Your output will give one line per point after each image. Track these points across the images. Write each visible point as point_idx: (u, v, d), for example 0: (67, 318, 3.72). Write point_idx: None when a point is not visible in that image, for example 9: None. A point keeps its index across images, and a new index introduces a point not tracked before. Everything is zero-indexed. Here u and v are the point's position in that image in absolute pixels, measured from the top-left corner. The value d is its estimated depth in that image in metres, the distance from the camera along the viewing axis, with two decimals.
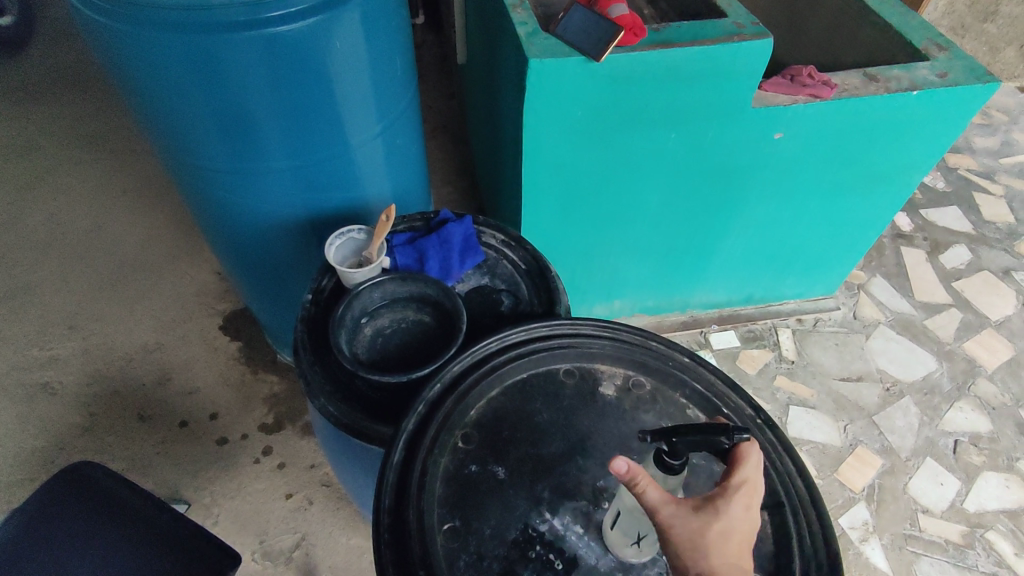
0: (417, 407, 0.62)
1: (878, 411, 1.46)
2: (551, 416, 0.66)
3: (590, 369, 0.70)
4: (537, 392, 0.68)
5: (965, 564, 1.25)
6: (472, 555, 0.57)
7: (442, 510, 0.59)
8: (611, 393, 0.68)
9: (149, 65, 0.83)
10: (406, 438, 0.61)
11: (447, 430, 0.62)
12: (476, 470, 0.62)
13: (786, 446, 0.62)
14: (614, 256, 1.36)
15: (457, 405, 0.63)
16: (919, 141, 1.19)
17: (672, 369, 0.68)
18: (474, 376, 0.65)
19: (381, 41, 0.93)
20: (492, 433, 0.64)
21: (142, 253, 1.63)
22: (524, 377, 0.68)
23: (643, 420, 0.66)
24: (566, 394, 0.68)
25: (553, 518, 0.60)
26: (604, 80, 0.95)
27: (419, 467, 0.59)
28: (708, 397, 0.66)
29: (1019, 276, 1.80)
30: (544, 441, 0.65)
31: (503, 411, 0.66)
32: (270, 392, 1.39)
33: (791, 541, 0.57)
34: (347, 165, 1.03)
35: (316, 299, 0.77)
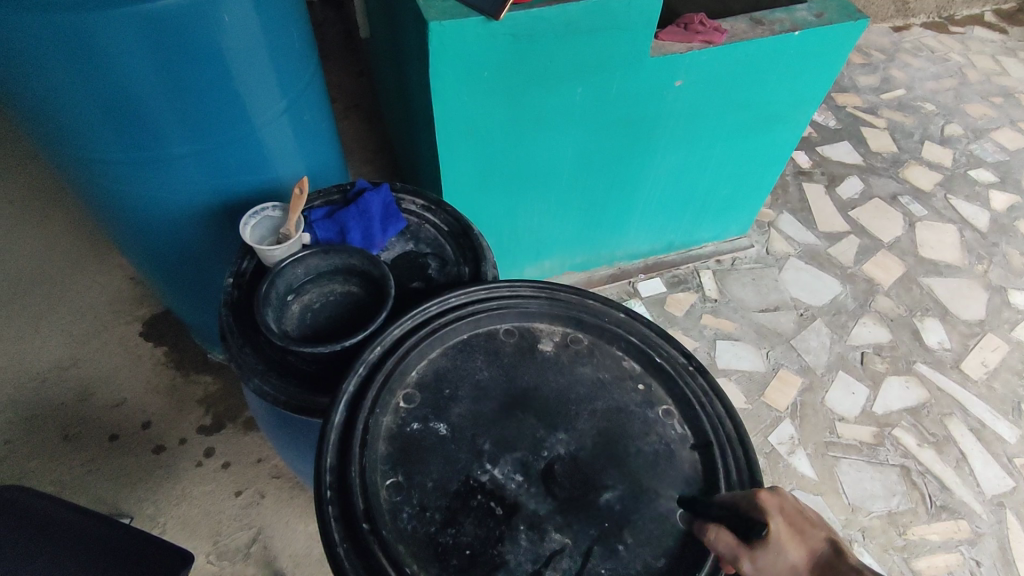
0: (358, 369, 0.63)
1: (794, 334, 1.58)
2: (491, 372, 0.69)
3: (530, 329, 0.73)
4: (478, 349, 0.70)
5: (878, 460, 1.39)
6: (415, 507, 0.59)
7: (386, 466, 0.61)
8: (549, 349, 0.71)
9: (17, 51, 0.76)
10: (347, 400, 0.62)
11: (388, 390, 0.64)
12: (417, 427, 0.63)
13: (715, 388, 0.67)
14: (539, 217, 1.39)
15: (398, 365, 0.65)
16: (804, 79, 1.28)
17: (607, 323, 0.72)
18: (415, 338, 0.67)
19: (274, 12, 0.89)
20: (434, 392, 0.66)
21: (39, 266, 1.51)
22: (465, 338, 0.71)
23: (582, 373, 0.70)
24: (506, 350, 0.71)
25: (493, 469, 0.61)
26: (506, 40, 0.96)
27: (362, 426, 0.60)
28: (643, 347, 0.70)
29: (905, 200, 1.98)
30: (484, 397, 0.67)
31: (444, 370, 0.68)
32: (205, 392, 1.34)
33: (719, 472, 0.62)
34: (253, 146, 1.00)
35: (237, 282, 0.75)
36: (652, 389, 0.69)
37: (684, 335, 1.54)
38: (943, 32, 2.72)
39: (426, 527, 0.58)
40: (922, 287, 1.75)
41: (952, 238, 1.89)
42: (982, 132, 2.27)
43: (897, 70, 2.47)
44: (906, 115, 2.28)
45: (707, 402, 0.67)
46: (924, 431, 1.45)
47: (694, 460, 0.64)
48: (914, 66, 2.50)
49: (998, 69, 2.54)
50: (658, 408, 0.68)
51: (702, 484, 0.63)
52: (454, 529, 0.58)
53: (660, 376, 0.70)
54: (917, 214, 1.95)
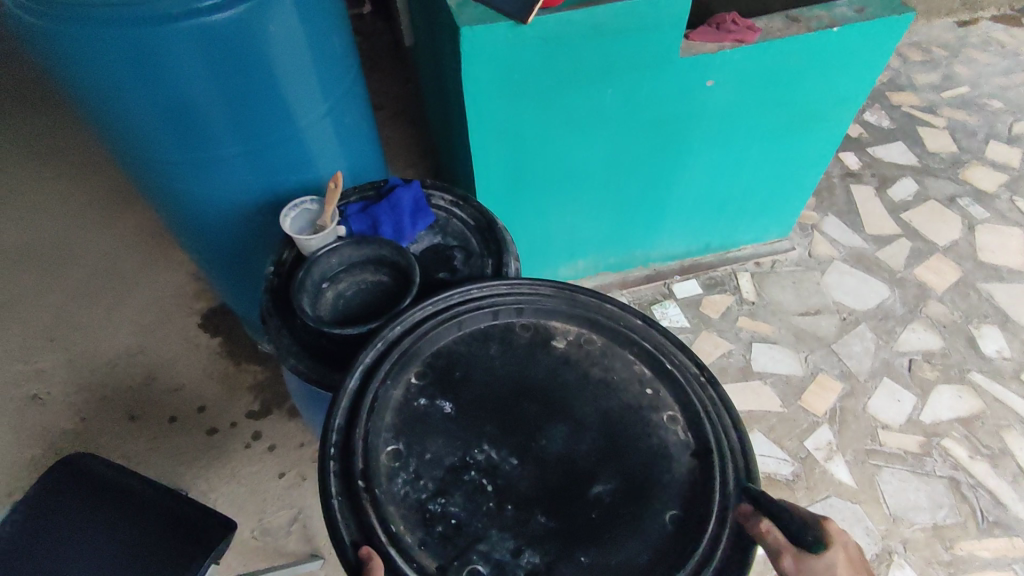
0: (377, 344, 0.70)
1: (836, 339, 1.54)
2: (503, 362, 0.73)
3: (545, 325, 0.76)
4: (494, 337, 0.75)
5: (924, 471, 1.33)
6: (411, 474, 0.64)
7: (390, 434, 0.67)
8: (562, 346, 0.74)
9: (92, 61, 0.86)
10: (363, 370, 0.68)
11: (402, 365, 0.70)
12: (424, 403, 0.69)
13: (726, 399, 0.67)
14: (572, 217, 1.41)
15: (415, 343, 0.71)
16: (845, 76, 1.26)
17: (622, 326, 0.74)
18: (434, 321, 0.72)
19: (317, 22, 0.96)
20: (444, 374, 0.72)
21: (115, 262, 1.65)
22: (483, 328, 0.75)
23: (590, 371, 0.73)
24: (520, 342, 0.75)
25: (490, 450, 0.66)
26: (534, 43, 0.99)
27: (372, 394, 0.67)
28: (654, 352, 0.72)
29: (963, 202, 1.89)
30: (492, 385, 0.71)
31: (457, 354, 0.73)
32: (255, 380, 1.43)
33: (716, 481, 0.62)
34: (298, 147, 1.07)
35: (278, 270, 0.82)
36: (660, 394, 0.71)
37: (719, 338, 1.53)
38: (1014, 25, 2.57)
39: (419, 493, 0.63)
40: (980, 292, 1.66)
41: (1016, 242, 1.79)
42: None
43: (961, 67, 2.35)
44: (969, 114, 2.17)
45: (714, 410, 0.66)
46: (978, 443, 1.38)
47: (689, 467, 0.65)
48: (980, 62, 2.38)
49: None
50: (664, 413, 0.69)
51: (697, 488, 0.63)
52: (443, 499, 0.63)
53: (669, 382, 0.71)
54: (977, 216, 1.85)
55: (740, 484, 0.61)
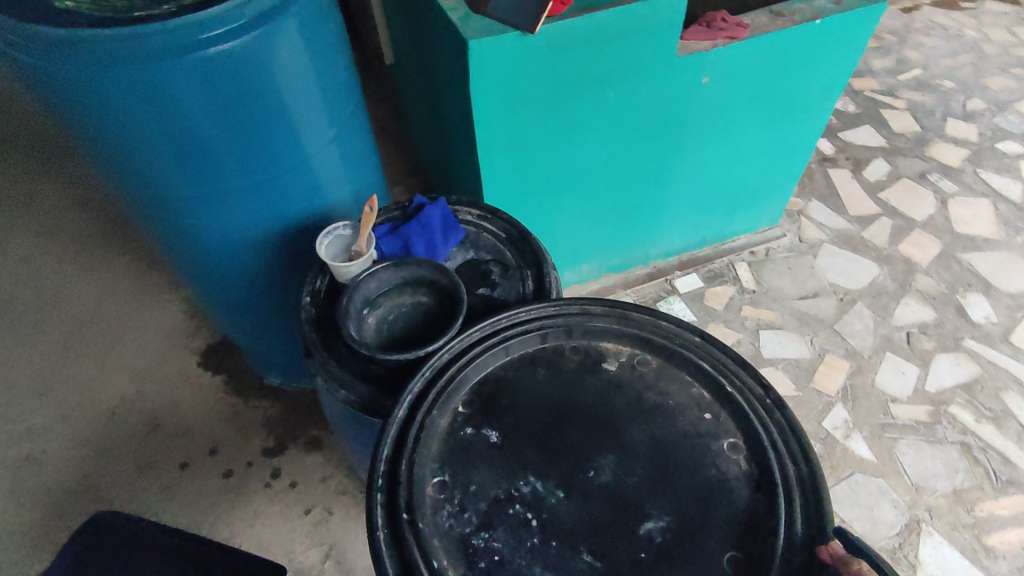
0: (424, 372, 0.70)
1: (836, 319, 1.58)
2: (551, 386, 0.71)
3: (595, 347, 0.74)
4: (541, 360, 0.73)
5: (936, 438, 1.38)
6: (456, 506, 0.63)
7: (436, 465, 0.66)
8: (614, 368, 0.73)
9: (93, 100, 0.82)
10: (410, 399, 0.68)
11: (448, 394, 0.69)
12: (470, 432, 0.68)
13: (794, 426, 0.64)
14: (576, 222, 1.41)
15: (461, 372, 0.70)
16: (827, 66, 1.30)
17: (679, 348, 0.72)
18: (480, 347, 0.72)
19: (323, 47, 0.93)
20: (490, 401, 0.70)
21: (101, 306, 1.57)
22: (532, 351, 0.74)
23: (644, 396, 0.71)
24: (569, 366, 0.73)
25: (535, 482, 0.65)
26: (540, 52, 0.99)
27: (418, 424, 0.66)
28: (714, 374, 0.70)
29: (933, 177, 1.97)
30: (540, 411, 0.70)
31: (504, 380, 0.72)
32: (266, 416, 1.39)
33: (781, 516, 0.60)
34: (306, 175, 1.03)
35: (314, 300, 0.79)
36: (720, 419, 0.68)
37: (726, 328, 1.56)
38: (954, 8, 2.71)
39: (463, 527, 0.62)
40: (961, 263, 1.73)
41: (986, 212, 1.88)
42: (1005, 104, 2.25)
43: (912, 51, 2.47)
44: (926, 95, 2.28)
45: (778, 440, 0.64)
46: (981, 407, 1.44)
47: (748, 501, 0.63)
48: (928, 45, 2.50)
49: (1015, 41, 2.53)
50: (724, 440, 0.67)
51: (760, 520, 0.61)
52: (487, 533, 0.62)
53: (731, 407, 0.68)
54: (948, 190, 1.94)
55: (807, 531, 0.58)
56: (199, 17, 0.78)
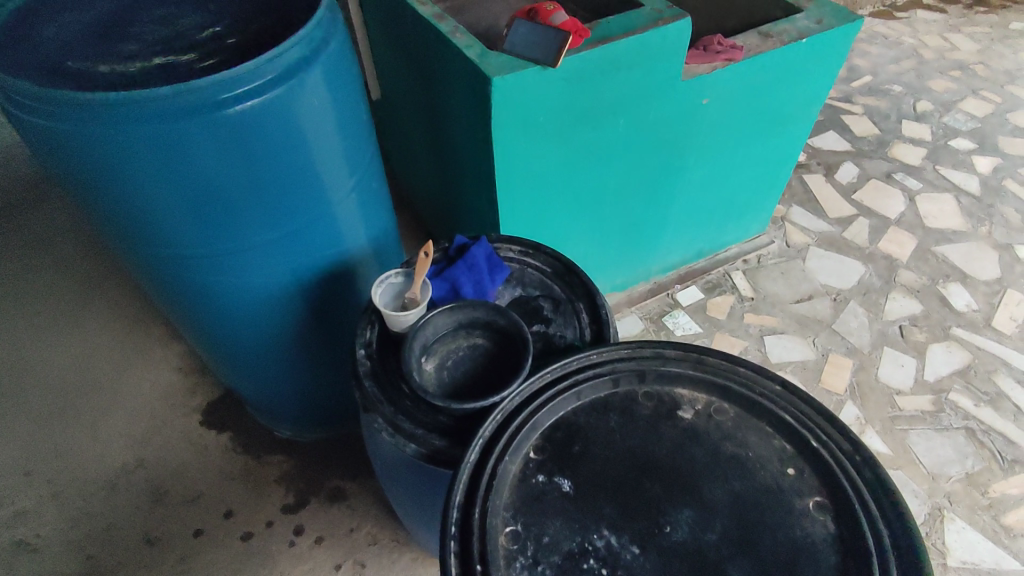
0: (495, 416, 0.68)
1: (833, 319, 1.64)
2: (625, 434, 0.69)
3: (670, 393, 0.72)
4: (613, 407, 0.71)
5: (942, 426, 1.44)
6: (529, 559, 0.60)
7: (508, 514, 0.63)
8: (690, 417, 0.70)
9: (110, 164, 0.78)
10: (481, 445, 0.66)
11: (520, 439, 0.67)
12: (543, 480, 0.65)
13: (887, 484, 0.61)
14: (584, 246, 1.42)
15: (532, 418, 0.68)
16: (812, 81, 1.37)
17: (759, 397, 0.69)
18: (552, 392, 0.70)
19: (344, 95, 0.91)
20: (563, 448, 0.68)
21: (86, 371, 1.48)
22: (602, 397, 0.72)
23: (721, 447, 0.67)
24: (642, 414, 0.70)
25: (610, 535, 0.61)
26: (559, 84, 1.00)
27: (491, 470, 0.64)
28: (796, 426, 0.67)
29: (899, 176, 2.09)
30: (613, 460, 0.67)
31: (576, 426, 0.69)
32: (282, 471, 1.33)
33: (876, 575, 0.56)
34: (327, 226, 0.99)
35: (369, 353, 0.76)
36: (804, 475, 0.65)
37: (732, 337, 1.60)
38: (890, 18, 2.90)
39: None
40: (936, 256, 1.83)
41: (951, 206, 2.00)
42: (951, 103, 2.41)
43: (860, 59, 2.63)
44: (879, 99, 2.42)
45: (871, 502, 0.60)
46: (978, 392, 1.51)
47: (837, 566, 0.59)
48: (874, 52, 2.67)
49: (950, 45, 2.72)
50: (808, 498, 0.63)
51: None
52: None
53: (815, 462, 0.65)
54: (914, 188, 2.05)
55: None
56: (225, 75, 0.75)
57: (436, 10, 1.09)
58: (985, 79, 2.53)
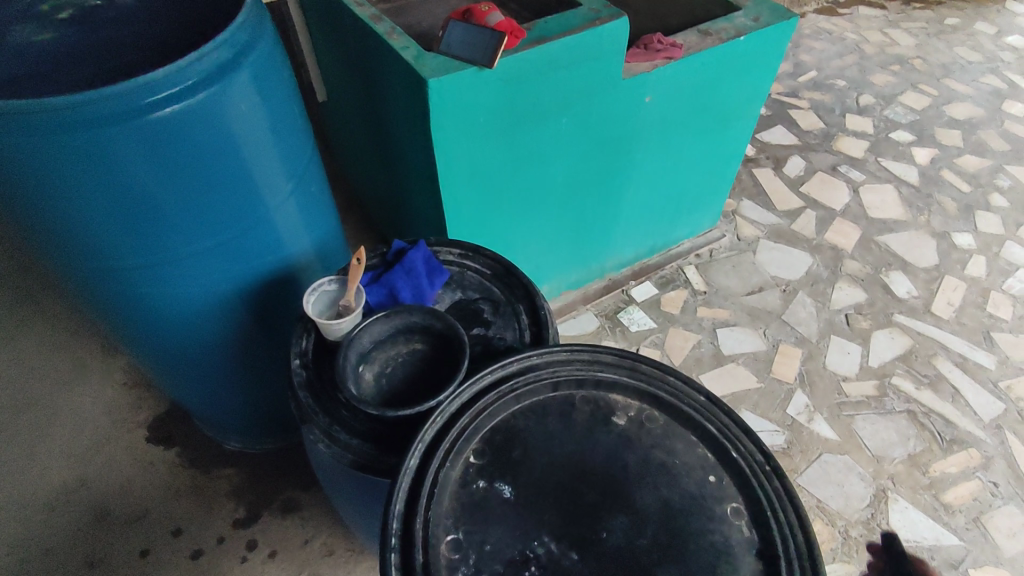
0: (435, 419, 0.66)
1: (783, 310, 1.69)
2: (565, 437, 0.69)
3: (605, 398, 0.72)
4: (552, 410, 0.71)
5: (886, 410, 1.49)
6: (471, 567, 0.60)
7: (449, 522, 0.62)
8: (623, 423, 0.70)
9: (24, 174, 0.74)
10: (422, 449, 0.65)
11: (460, 444, 0.66)
12: (483, 486, 0.65)
13: (791, 495, 0.63)
14: (535, 245, 1.42)
15: (472, 422, 0.67)
16: (752, 77, 1.40)
17: (686, 404, 0.70)
18: (492, 394, 0.69)
19: (276, 96, 0.88)
20: (503, 453, 0.67)
21: (21, 389, 1.41)
22: (543, 398, 0.71)
23: (652, 455, 0.68)
24: (580, 418, 0.70)
25: (551, 541, 0.61)
26: (498, 84, 1.00)
27: (432, 478, 0.63)
28: (719, 438, 0.68)
29: (844, 169, 2.15)
30: (552, 466, 0.67)
31: (516, 430, 0.69)
32: (232, 484, 1.29)
33: None
34: (267, 232, 0.96)
35: (304, 363, 0.74)
36: (724, 483, 0.66)
37: (685, 331, 1.62)
38: (834, 14, 2.98)
39: None
40: (879, 245, 1.90)
41: (892, 196, 2.07)
42: (891, 97, 2.50)
43: (805, 55, 2.70)
44: (824, 94, 2.49)
45: (781, 512, 0.62)
46: (918, 375, 1.57)
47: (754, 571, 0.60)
48: (819, 48, 2.74)
49: (890, 40, 2.81)
50: (727, 505, 0.64)
51: None
52: None
53: (735, 472, 0.66)
54: (858, 179, 2.12)
55: None
56: (144, 80, 0.72)
57: (372, 11, 1.07)
58: (922, 73, 2.63)
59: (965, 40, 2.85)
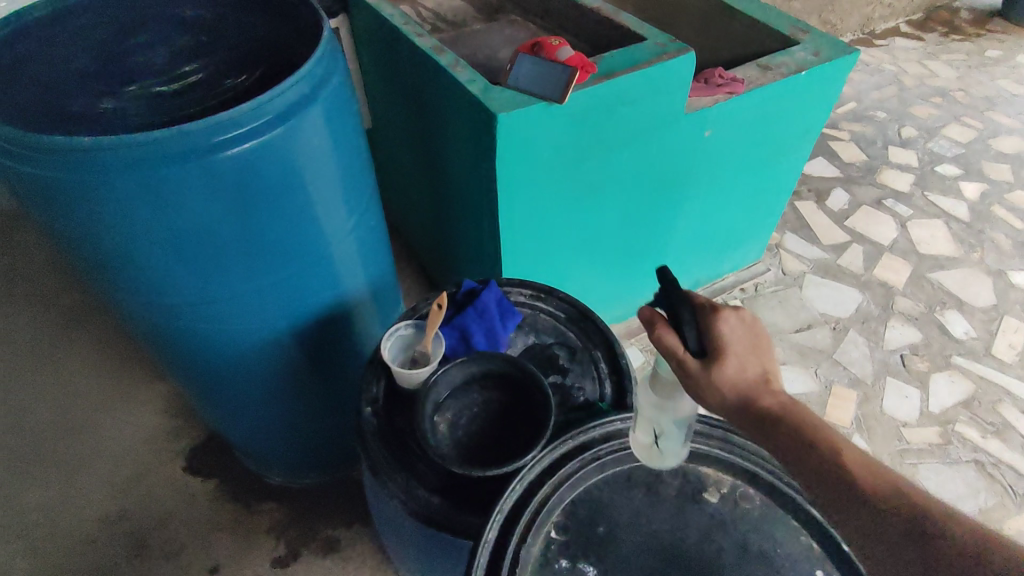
0: (515, 487, 0.62)
1: (835, 349, 1.62)
2: (653, 513, 0.64)
3: (696, 472, 0.66)
4: (638, 482, 0.65)
5: (951, 459, 1.42)
6: None
7: None
8: (715, 501, 0.65)
9: (95, 211, 0.72)
10: (501, 521, 0.60)
11: (541, 517, 0.61)
12: (566, 566, 0.60)
13: None
14: (586, 280, 1.38)
15: (554, 492, 0.62)
16: (811, 111, 1.36)
17: (788, 488, 0.64)
18: (576, 462, 0.64)
19: (344, 132, 0.86)
20: (587, 529, 0.62)
21: (59, 416, 1.39)
22: (628, 469, 0.66)
23: (748, 540, 0.62)
24: (668, 493, 0.65)
25: None
26: (564, 119, 0.97)
27: (512, 553, 0.59)
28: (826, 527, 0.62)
29: (889, 202, 2.10)
30: (642, 546, 0.61)
31: (599, 503, 0.64)
32: (271, 521, 1.25)
33: None
34: (326, 268, 0.94)
35: (376, 411, 0.71)
36: None
37: None
38: (870, 45, 2.96)
39: None
40: (931, 282, 1.83)
41: (942, 231, 2.00)
42: (934, 129, 2.45)
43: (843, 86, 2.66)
44: (865, 125, 2.45)
45: None
46: (983, 422, 1.49)
47: None
48: (856, 79, 2.71)
49: (930, 72, 2.77)
50: None
51: None
52: None
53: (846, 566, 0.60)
54: (904, 214, 2.06)
55: None
56: (221, 117, 0.70)
57: (434, 42, 1.05)
58: (965, 106, 2.59)
59: (1007, 73, 2.80)
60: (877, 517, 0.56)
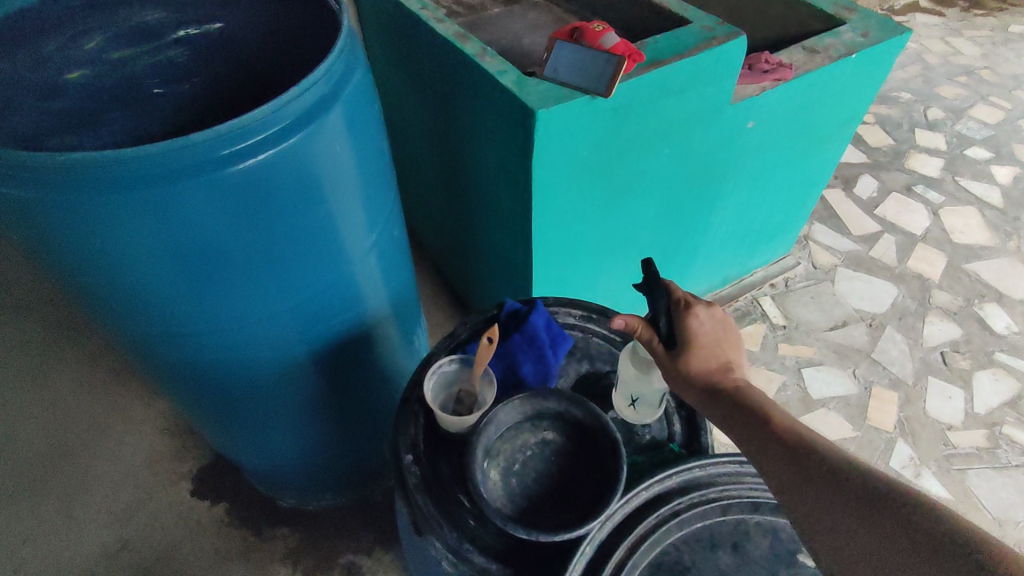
0: (584, 549, 0.55)
1: (872, 348, 1.55)
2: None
3: (786, 528, 0.60)
4: (722, 539, 0.59)
5: (1001, 464, 1.36)
6: None
7: None
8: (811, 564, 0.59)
9: (90, 235, 0.62)
10: None
11: None
12: None
13: None
14: (617, 282, 1.30)
15: (629, 554, 0.56)
16: (855, 97, 1.26)
17: None
18: (654, 518, 0.58)
19: (367, 135, 0.76)
20: None
21: (55, 439, 1.30)
22: (711, 524, 0.59)
23: None
24: (757, 554, 0.59)
25: None
26: (606, 114, 0.88)
27: None
28: None
29: (919, 189, 2.01)
30: None
31: (681, 564, 0.57)
32: (287, 547, 1.17)
33: None
34: (348, 286, 0.85)
35: (417, 458, 0.63)
36: None
37: (769, 371, 1.49)
38: None
39: None
40: (968, 274, 1.75)
41: (976, 219, 1.92)
42: (961, 110, 2.35)
43: None
44: (889, 108, 2.34)
45: None
46: None
47: None
48: None
49: (953, 49, 2.66)
50: None
51: None
52: None
53: None
54: (936, 201, 1.97)
55: None
56: (232, 124, 0.61)
57: (456, 29, 0.95)
58: (992, 85, 2.48)
59: None
60: (856, 502, 0.52)
